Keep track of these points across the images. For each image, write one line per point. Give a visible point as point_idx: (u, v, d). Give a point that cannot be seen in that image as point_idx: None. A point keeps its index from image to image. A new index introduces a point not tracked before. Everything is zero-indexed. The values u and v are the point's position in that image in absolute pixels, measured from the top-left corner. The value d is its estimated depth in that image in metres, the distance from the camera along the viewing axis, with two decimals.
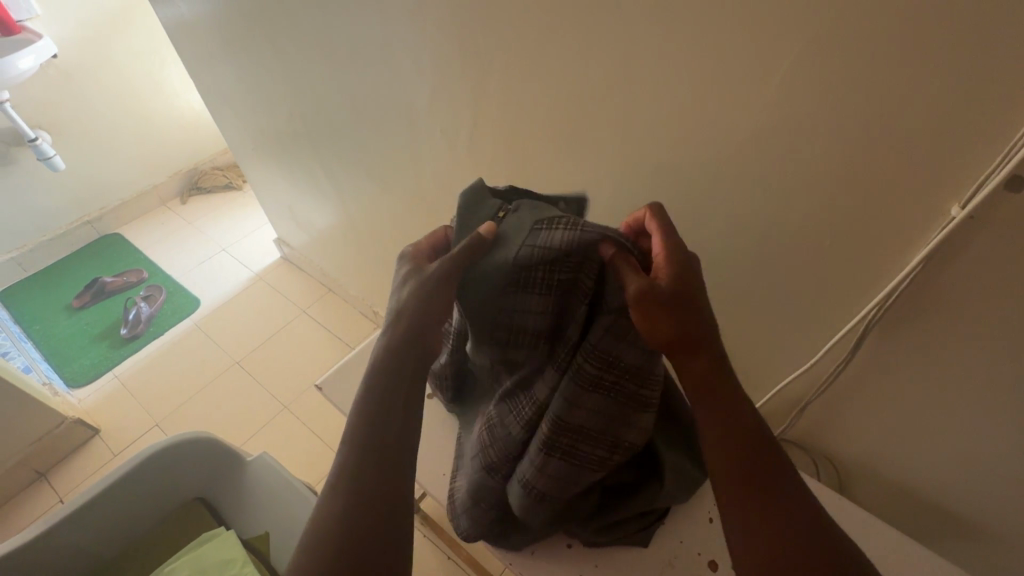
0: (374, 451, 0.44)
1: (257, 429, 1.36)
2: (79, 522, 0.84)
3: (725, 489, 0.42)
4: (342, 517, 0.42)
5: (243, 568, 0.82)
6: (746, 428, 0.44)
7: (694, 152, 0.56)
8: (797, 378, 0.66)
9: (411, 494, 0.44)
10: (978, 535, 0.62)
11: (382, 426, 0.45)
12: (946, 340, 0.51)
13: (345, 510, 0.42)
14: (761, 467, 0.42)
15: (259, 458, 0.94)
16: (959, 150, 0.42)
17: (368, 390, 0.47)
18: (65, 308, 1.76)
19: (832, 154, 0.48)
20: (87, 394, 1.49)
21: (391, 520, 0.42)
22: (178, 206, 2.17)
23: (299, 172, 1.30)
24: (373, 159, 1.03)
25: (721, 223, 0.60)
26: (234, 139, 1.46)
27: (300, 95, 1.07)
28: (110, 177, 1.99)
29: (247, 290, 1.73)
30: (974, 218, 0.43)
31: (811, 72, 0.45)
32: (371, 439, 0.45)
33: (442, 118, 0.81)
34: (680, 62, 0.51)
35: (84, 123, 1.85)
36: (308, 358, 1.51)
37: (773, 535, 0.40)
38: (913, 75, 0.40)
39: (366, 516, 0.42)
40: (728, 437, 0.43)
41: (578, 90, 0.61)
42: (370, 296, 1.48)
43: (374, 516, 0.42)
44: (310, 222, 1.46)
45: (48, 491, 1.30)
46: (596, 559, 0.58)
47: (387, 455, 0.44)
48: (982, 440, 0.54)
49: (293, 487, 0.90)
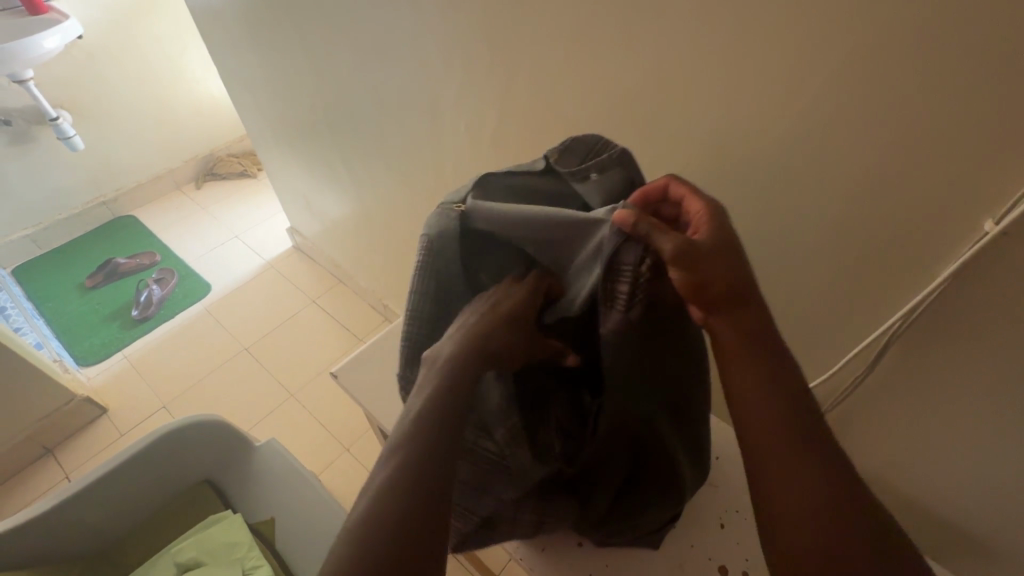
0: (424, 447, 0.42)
1: (263, 415, 1.37)
2: (87, 499, 0.85)
3: (762, 439, 0.40)
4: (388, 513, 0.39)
5: (249, 552, 0.83)
6: (786, 379, 0.41)
7: (726, 154, 0.56)
8: (815, 388, 0.65)
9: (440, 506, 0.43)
10: (990, 554, 0.61)
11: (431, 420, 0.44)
12: (970, 357, 0.50)
13: (388, 502, 0.40)
14: (804, 418, 0.40)
15: (286, 464, 0.92)
16: (998, 165, 0.41)
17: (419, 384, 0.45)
18: (78, 287, 1.77)
19: (868, 162, 0.47)
20: (97, 372, 1.50)
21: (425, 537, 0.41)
22: (193, 190, 2.19)
23: (318, 162, 1.31)
24: (393, 152, 1.03)
25: (747, 229, 0.59)
26: (254, 127, 1.47)
27: (324, 85, 1.07)
28: (128, 159, 2.00)
29: (258, 277, 1.74)
30: (1007, 235, 0.43)
31: (854, 77, 0.44)
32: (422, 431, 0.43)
33: (466, 114, 0.81)
34: (717, 66, 0.51)
35: (105, 105, 1.86)
36: (317, 347, 1.51)
37: (819, 491, 0.37)
38: (958, 85, 0.40)
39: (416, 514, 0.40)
40: (758, 399, 0.40)
41: (608, 91, 0.61)
42: (381, 289, 1.49)
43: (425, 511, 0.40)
44: (325, 212, 1.47)
45: (54, 466, 1.31)
46: (607, 559, 0.58)
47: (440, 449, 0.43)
48: (1000, 459, 0.54)
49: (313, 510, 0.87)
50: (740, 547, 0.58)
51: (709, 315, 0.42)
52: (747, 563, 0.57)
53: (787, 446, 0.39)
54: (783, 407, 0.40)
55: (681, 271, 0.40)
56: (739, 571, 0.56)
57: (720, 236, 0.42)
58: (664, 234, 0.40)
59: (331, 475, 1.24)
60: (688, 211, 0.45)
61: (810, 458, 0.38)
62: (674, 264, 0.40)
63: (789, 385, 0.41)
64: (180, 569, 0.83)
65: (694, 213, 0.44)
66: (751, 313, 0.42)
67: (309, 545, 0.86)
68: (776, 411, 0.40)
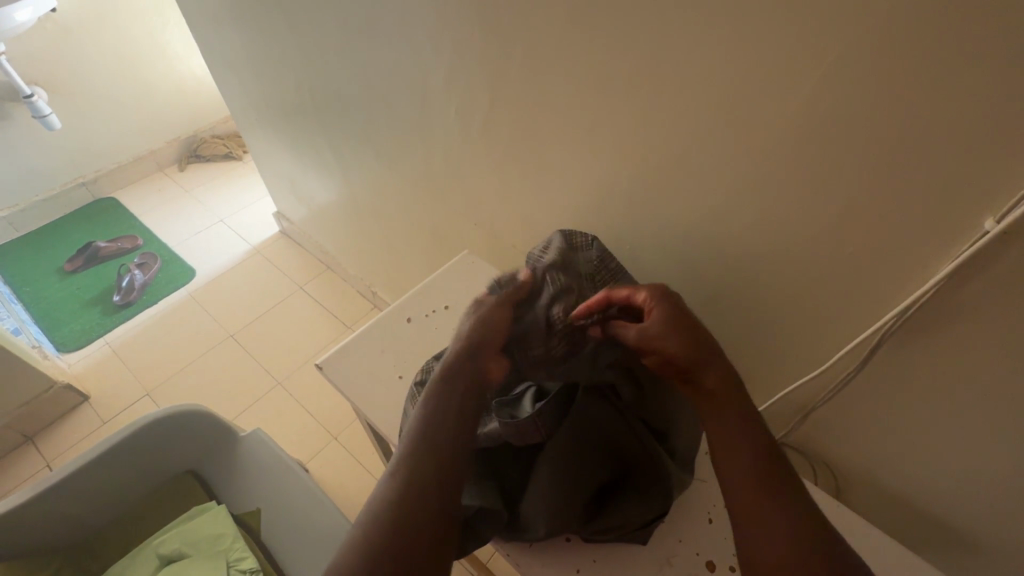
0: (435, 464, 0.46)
1: (249, 403, 1.35)
2: (67, 491, 0.83)
3: (734, 497, 0.43)
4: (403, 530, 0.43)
5: (233, 543, 0.83)
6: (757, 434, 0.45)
7: (724, 143, 0.54)
8: (806, 383, 0.65)
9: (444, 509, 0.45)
10: (971, 548, 0.62)
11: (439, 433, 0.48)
12: (962, 355, 0.50)
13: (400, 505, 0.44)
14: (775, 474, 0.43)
15: (319, 505, 0.85)
16: (1002, 163, 0.40)
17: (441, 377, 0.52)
18: (57, 271, 1.72)
19: (869, 155, 0.46)
20: (78, 359, 1.47)
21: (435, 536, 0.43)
22: (176, 172, 2.13)
23: (304, 145, 1.27)
24: (382, 137, 1.01)
25: (740, 223, 0.58)
26: (237, 108, 1.43)
27: (310, 67, 1.04)
28: (108, 139, 1.94)
29: (244, 263, 1.71)
30: (1007, 234, 0.42)
31: (859, 66, 0.43)
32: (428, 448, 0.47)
33: (456, 99, 0.79)
34: (716, 54, 0.49)
35: (81, 83, 1.80)
36: (304, 334, 1.49)
37: (786, 542, 0.40)
38: (967, 77, 0.38)
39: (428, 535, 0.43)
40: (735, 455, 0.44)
41: (602, 79, 0.59)
42: (369, 276, 1.47)
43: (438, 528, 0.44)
44: (311, 196, 1.44)
45: (34, 454, 1.29)
46: (594, 554, 0.58)
47: (443, 459, 0.47)
48: (987, 456, 0.54)
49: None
50: (727, 541, 0.58)
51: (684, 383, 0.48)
52: (733, 558, 0.57)
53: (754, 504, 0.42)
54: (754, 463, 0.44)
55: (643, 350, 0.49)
56: (726, 566, 0.56)
57: (670, 318, 0.49)
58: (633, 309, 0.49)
59: (318, 463, 1.23)
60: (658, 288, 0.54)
61: (777, 511, 0.41)
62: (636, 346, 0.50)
63: (761, 446, 0.45)
64: (163, 560, 0.82)
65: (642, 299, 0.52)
66: (717, 377, 0.47)
67: (294, 536, 0.86)
68: (748, 466, 0.44)
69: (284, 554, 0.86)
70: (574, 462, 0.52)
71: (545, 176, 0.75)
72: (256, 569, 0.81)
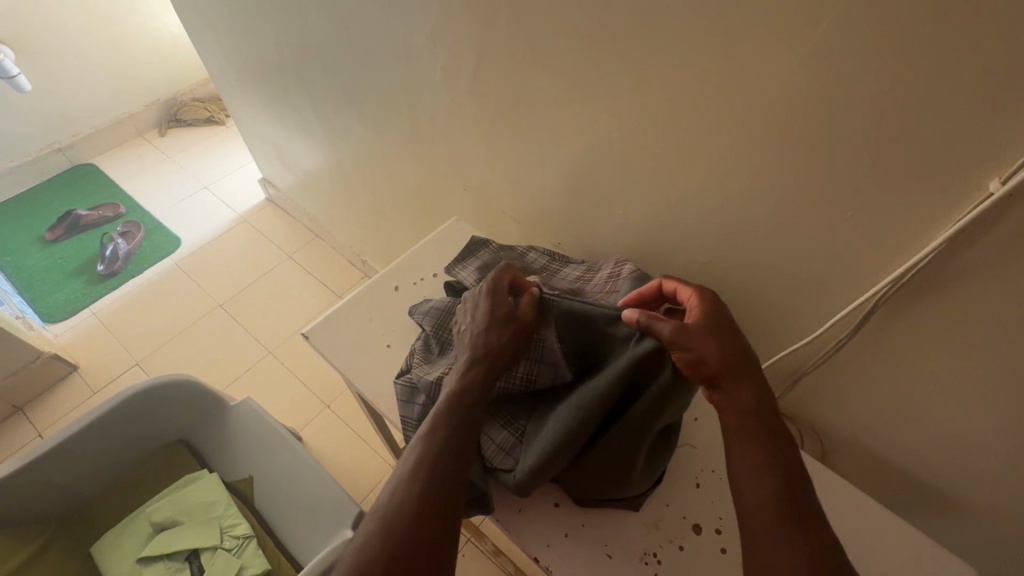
0: (479, 396, 0.50)
1: (240, 373, 1.35)
2: (55, 462, 0.82)
3: (755, 517, 0.41)
4: (440, 454, 0.46)
5: (226, 510, 0.85)
6: (782, 457, 0.43)
7: (722, 101, 0.51)
8: (797, 351, 0.64)
9: (451, 503, 0.44)
10: (954, 510, 0.63)
11: (464, 397, 0.50)
12: (954, 321, 0.49)
13: (413, 495, 0.44)
14: (790, 494, 0.41)
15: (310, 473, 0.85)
16: (1012, 121, 0.38)
17: (469, 338, 0.54)
18: (38, 240, 1.68)
19: (874, 114, 0.43)
20: (64, 329, 1.45)
21: (437, 527, 0.42)
22: (156, 137, 2.06)
23: (286, 107, 1.23)
24: (366, 98, 0.97)
25: (735, 188, 0.56)
26: (214, 67, 1.37)
27: (287, 23, 0.98)
28: (81, 100, 1.87)
29: (230, 231, 1.67)
30: (1013, 195, 0.40)
31: (868, 14, 0.39)
32: (444, 430, 0.48)
33: (441, 57, 0.75)
34: (714, 9, 0.46)
35: (50, 41, 1.72)
36: (295, 303, 1.48)
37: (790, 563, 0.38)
38: (978, 28, 0.36)
39: (461, 462, 0.46)
40: (759, 477, 0.42)
41: (594, 36, 0.55)
42: (359, 245, 1.45)
43: (441, 506, 0.44)
44: (297, 161, 1.39)
45: (25, 423, 1.28)
46: (583, 519, 0.58)
47: (450, 443, 0.47)
48: (973, 421, 0.54)
49: (337, 536, 0.76)
50: (714, 504, 0.59)
51: (714, 391, 0.46)
52: (720, 520, 0.58)
53: (768, 526, 0.40)
54: (771, 492, 0.41)
55: (679, 350, 0.47)
56: (712, 529, 0.57)
57: (709, 319, 0.48)
58: (660, 321, 0.48)
59: (312, 431, 1.23)
60: (682, 296, 0.53)
61: (787, 530, 0.40)
62: (671, 347, 0.47)
63: (779, 457, 0.43)
64: (155, 528, 0.83)
65: (689, 298, 0.52)
66: (750, 389, 0.45)
67: (286, 500, 0.87)
68: (762, 478, 0.42)
69: (279, 518, 0.87)
70: (586, 423, 0.50)
71: (536, 140, 0.72)
72: (251, 534, 0.83)
